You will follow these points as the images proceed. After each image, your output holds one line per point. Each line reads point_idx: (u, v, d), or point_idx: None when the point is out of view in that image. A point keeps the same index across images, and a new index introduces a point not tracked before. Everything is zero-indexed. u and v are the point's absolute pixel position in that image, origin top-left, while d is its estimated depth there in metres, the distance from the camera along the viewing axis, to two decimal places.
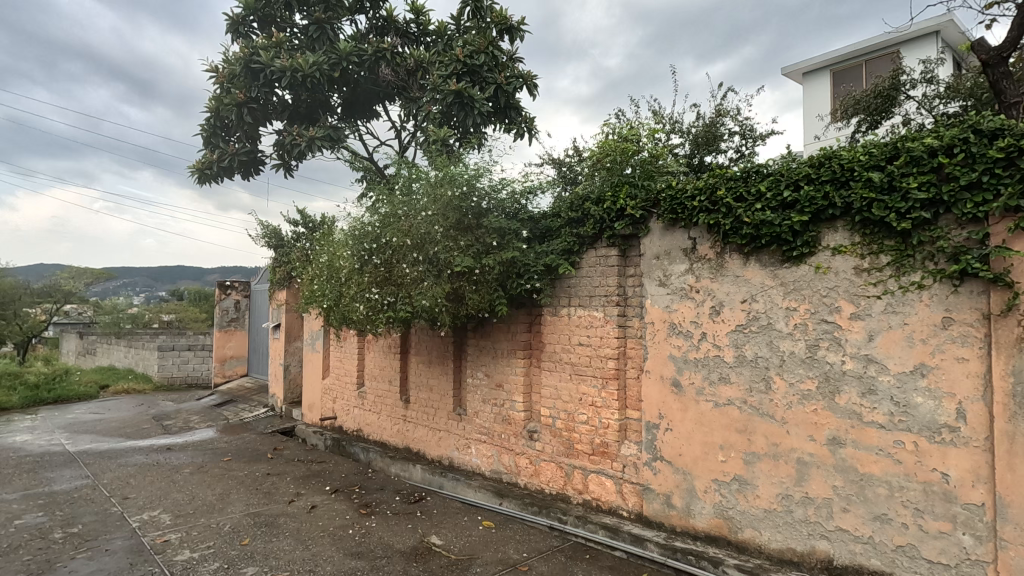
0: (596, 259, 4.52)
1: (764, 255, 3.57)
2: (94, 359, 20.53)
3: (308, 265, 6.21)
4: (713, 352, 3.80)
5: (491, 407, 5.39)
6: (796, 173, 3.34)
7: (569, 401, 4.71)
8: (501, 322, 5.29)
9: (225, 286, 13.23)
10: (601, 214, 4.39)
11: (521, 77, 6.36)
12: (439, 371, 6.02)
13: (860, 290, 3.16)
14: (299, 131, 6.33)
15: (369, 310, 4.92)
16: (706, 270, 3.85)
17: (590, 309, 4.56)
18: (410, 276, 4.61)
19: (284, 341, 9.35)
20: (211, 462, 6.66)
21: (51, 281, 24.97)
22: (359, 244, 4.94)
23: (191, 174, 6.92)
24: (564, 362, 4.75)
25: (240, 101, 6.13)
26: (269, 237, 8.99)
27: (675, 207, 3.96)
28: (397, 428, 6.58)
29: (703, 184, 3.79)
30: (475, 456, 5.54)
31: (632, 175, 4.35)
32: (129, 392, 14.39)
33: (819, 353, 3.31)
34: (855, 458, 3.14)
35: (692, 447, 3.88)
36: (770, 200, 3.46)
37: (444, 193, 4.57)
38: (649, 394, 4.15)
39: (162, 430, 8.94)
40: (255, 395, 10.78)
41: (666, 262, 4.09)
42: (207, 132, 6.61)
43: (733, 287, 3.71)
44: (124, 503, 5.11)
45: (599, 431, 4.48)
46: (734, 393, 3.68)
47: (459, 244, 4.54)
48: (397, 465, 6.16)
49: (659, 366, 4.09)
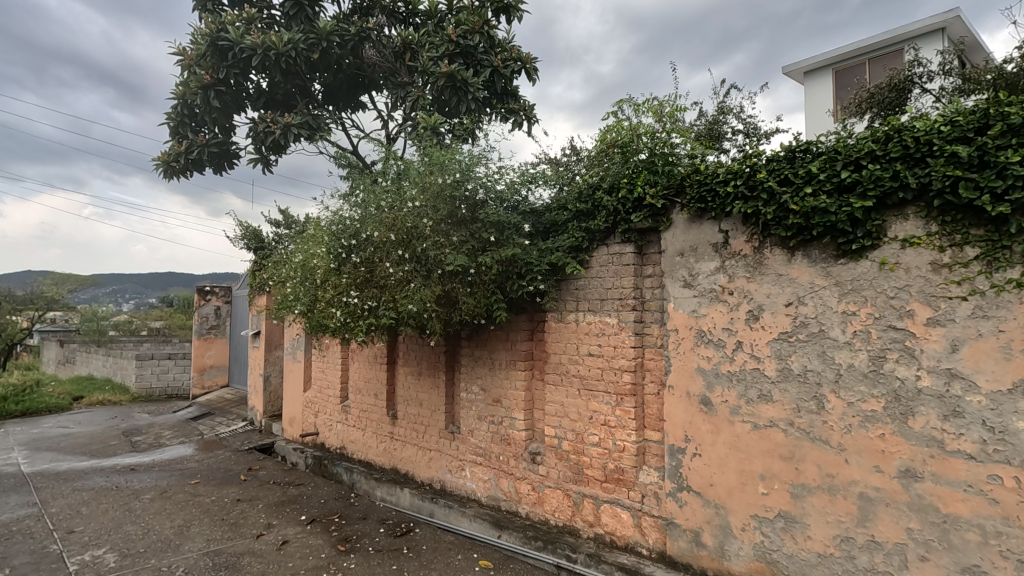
0: (608, 258, 3.96)
1: (814, 249, 3.01)
2: (74, 369, 19.70)
3: (283, 267, 5.62)
4: (751, 364, 3.22)
5: (488, 425, 4.79)
6: (854, 151, 2.78)
7: (578, 420, 4.12)
8: (499, 329, 4.70)
9: (205, 292, 12.49)
10: (615, 205, 3.82)
11: (520, 60, 5.83)
12: (430, 384, 5.42)
13: (939, 290, 2.59)
14: (274, 118, 5.73)
15: (347, 316, 4.31)
16: (742, 268, 3.29)
17: (601, 314, 3.99)
18: (394, 277, 4.00)
19: (264, 350, 8.72)
20: (176, 486, 6.00)
21: (32, 287, 24.25)
22: (336, 241, 4.34)
23: (156, 167, 6.29)
24: (572, 376, 4.17)
25: (206, 84, 5.51)
26: (248, 239, 8.37)
27: (703, 195, 3.40)
28: (384, 446, 5.97)
29: (738, 167, 3.23)
30: (470, 480, 4.94)
31: (649, 157, 3.78)
32: (105, 404, 13.63)
33: (886, 367, 2.74)
34: (936, 496, 2.57)
35: (726, 476, 3.30)
36: (822, 182, 2.89)
37: (433, 182, 4.01)
38: (673, 413, 3.57)
39: (131, 447, 8.26)
40: (235, 407, 10.10)
41: (692, 259, 3.52)
42: (173, 120, 5.99)
43: (774, 288, 3.14)
44: (67, 539, 4.45)
45: (613, 455, 3.89)
46: (778, 413, 3.10)
47: (451, 240, 3.96)
48: (383, 489, 5.54)
49: (685, 381, 3.52)
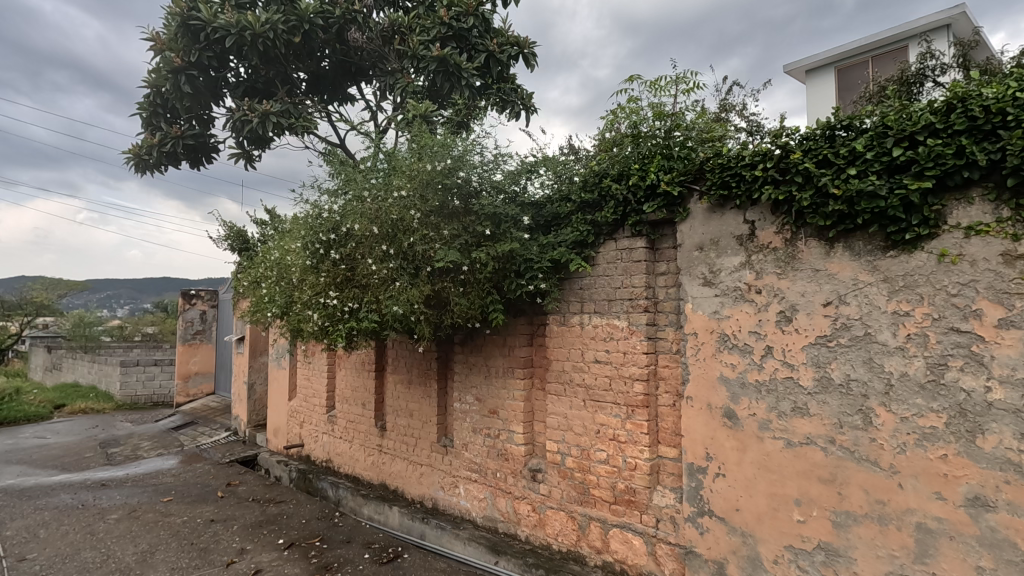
0: (617, 254, 3.56)
1: (857, 241, 2.61)
2: (60, 376, 19.16)
3: (258, 265, 5.20)
4: (783, 372, 2.82)
5: (484, 438, 4.39)
6: (908, 125, 2.39)
7: (582, 434, 3.72)
8: (495, 333, 4.29)
9: (191, 295, 12.01)
10: (625, 194, 3.42)
11: (517, 45, 5.46)
12: (420, 393, 5.00)
13: (1013, 286, 2.20)
14: (252, 105, 5.32)
15: (325, 319, 3.88)
16: (771, 263, 2.90)
17: (609, 317, 3.59)
18: (377, 275, 3.59)
19: (248, 356, 8.30)
20: (147, 504, 5.55)
21: (20, 292, 23.77)
22: (314, 235, 3.93)
23: (127, 160, 5.86)
24: (576, 385, 3.76)
25: (177, 67, 5.11)
26: (232, 239, 7.97)
27: (726, 180, 3.00)
28: (372, 460, 5.55)
29: (767, 147, 2.83)
30: (464, 498, 4.53)
31: (662, 140, 3.38)
32: (88, 412, 13.15)
33: (948, 377, 2.34)
34: (1012, 530, 2.17)
35: (754, 500, 2.89)
36: (869, 162, 2.49)
37: (421, 169, 3.61)
38: (692, 428, 3.17)
39: (106, 459, 7.80)
40: (220, 416, 9.66)
41: (713, 254, 3.13)
42: (145, 110, 5.56)
43: (810, 285, 2.75)
44: (15, 569, 4.01)
45: (623, 474, 3.49)
46: (817, 429, 2.70)
47: (442, 234, 3.56)
48: (371, 507, 5.11)
49: (705, 392, 3.11)
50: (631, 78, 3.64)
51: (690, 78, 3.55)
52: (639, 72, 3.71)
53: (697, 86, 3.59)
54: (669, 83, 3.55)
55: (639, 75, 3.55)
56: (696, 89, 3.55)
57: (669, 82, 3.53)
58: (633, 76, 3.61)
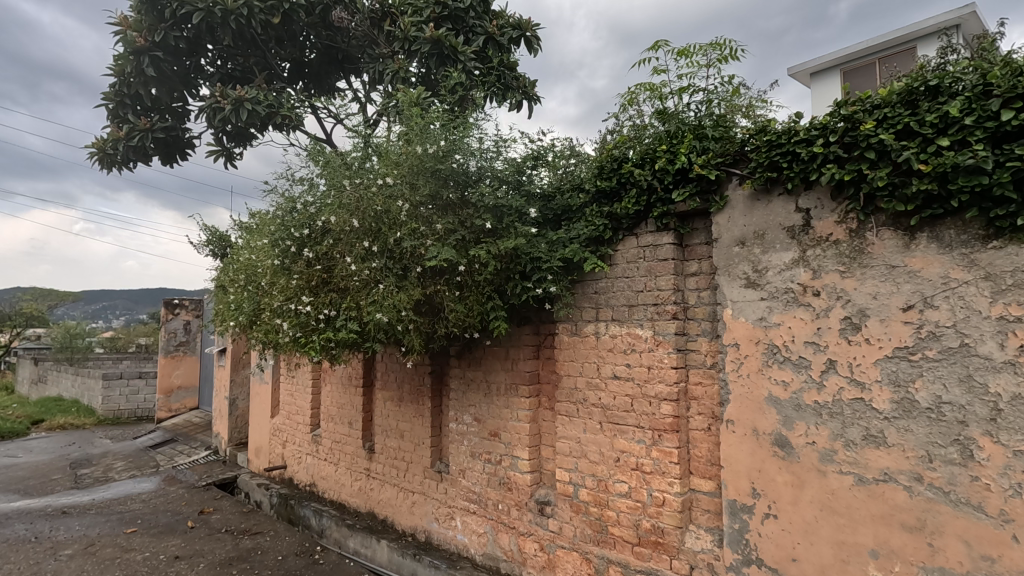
0: (639, 252, 3.06)
1: (948, 229, 2.10)
2: (45, 389, 18.49)
3: (228, 268, 4.66)
4: (850, 393, 2.30)
5: (483, 464, 3.86)
6: (1020, 81, 1.90)
7: (598, 462, 3.19)
8: (496, 344, 3.77)
9: (173, 305, 11.43)
10: (649, 181, 2.92)
11: (517, 28, 4.98)
12: (412, 412, 4.47)
13: None
14: (224, 92, 4.81)
15: (296, 329, 3.35)
16: (832, 259, 2.39)
17: (630, 326, 3.08)
18: (356, 277, 3.07)
19: (230, 369, 7.76)
20: (107, 536, 4.99)
21: (7, 302, 23.20)
22: (286, 230, 3.42)
23: (90, 155, 5.33)
24: (591, 405, 3.24)
25: (140, 48, 4.62)
26: (213, 244, 7.44)
27: (775, 160, 2.50)
28: (359, 485, 4.99)
29: (829, 118, 2.34)
30: (461, 532, 3.99)
31: (693, 118, 2.90)
32: (66, 428, 12.52)
33: None
34: None
35: (815, 549, 2.36)
36: (967, 129, 2.00)
37: (410, 153, 3.12)
38: (734, 458, 2.64)
39: (73, 482, 7.20)
40: (201, 434, 9.07)
41: (758, 250, 2.62)
42: (111, 100, 5.00)
43: (884, 286, 2.24)
44: None
45: (649, 511, 2.95)
46: (897, 463, 2.17)
47: (435, 229, 3.06)
48: (356, 539, 4.56)
49: (750, 415, 2.59)
50: (655, 45, 3.14)
51: (725, 44, 3.04)
52: (663, 40, 3.21)
53: (732, 54, 3.08)
54: (700, 50, 3.05)
55: (665, 41, 3.03)
56: (732, 58, 3.04)
57: (700, 51, 3.03)
58: (657, 42, 3.10)
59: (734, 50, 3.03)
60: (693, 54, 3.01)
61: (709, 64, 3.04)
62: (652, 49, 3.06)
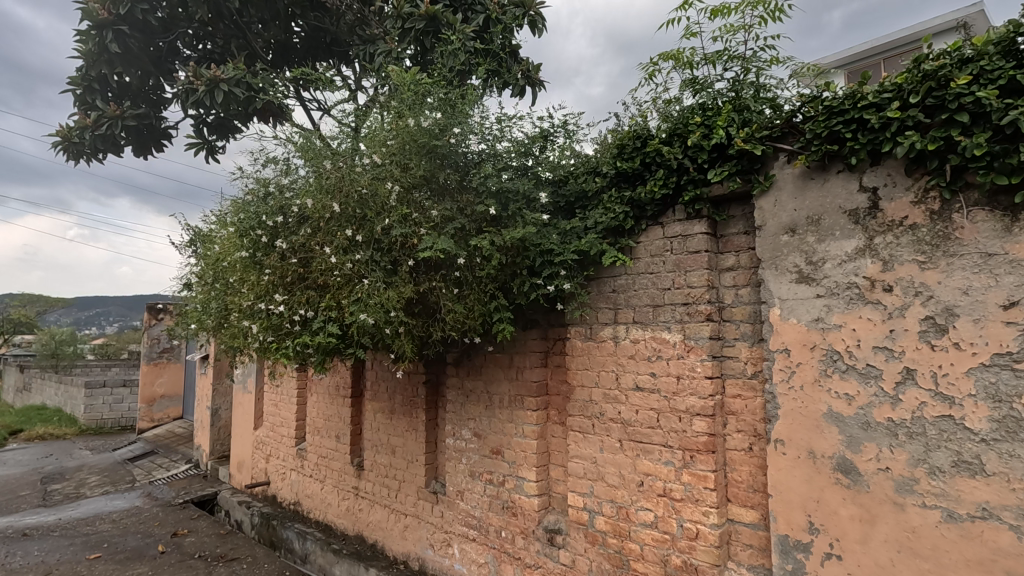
0: (666, 243, 2.65)
1: None
2: (28, 397, 17.94)
3: (200, 267, 4.21)
4: (935, 409, 1.89)
5: (484, 485, 3.43)
6: None
7: (618, 486, 2.76)
8: (499, 351, 3.35)
9: (157, 310, 10.98)
10: (679, 159, 2.52)
11: (521, 6, 4.57)
12: (405, 425, 4.04)
13: None
14: (199, 73, 4.38)
15: (271, 332, 2.92)
16: (908, 248, 1.98)
17: (654, 329, 2.67)
18: (338, 272, 2.65)
19: (213, 378, 7.31)
20: (67, 564, 4.51)
21: None
22: (258, 219, 3.00)
23: (55, 145, 4.87)
24: (609, 420, 2.82)
25: (103, 22, 4.18)
26: (194, 243, 6.99)
27: (836, 129, 2.10)
28: (346, 505, 4.54)
29: (906, 76, 1.95)
30: (458, 561, 3.55)
31: (731, 86, 2.50)
32: (46, 439, 12.00)
33: None
34: None
35: None
36: None
37: (401, 128, 2.71)
38: (785, 485, 2.22)
39: (41, 499, 6.70)
40: (184, 446, 8.58)
41: (813, 238, 2.21)
42: (77, 85, 4.55)
43: (978, 278, 1.83)
44: None
45: (679, 545, 2.53)
46: (999, 497, 1.76)
47: (430, 216, 2.65)
48: (342, 567, 4.11)
49: (804, 434, 2.18)
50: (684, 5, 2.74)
51: (767, 2, 2.64)
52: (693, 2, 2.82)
53: (774, 15, 2.68)
54: (737, 11, 2.64)
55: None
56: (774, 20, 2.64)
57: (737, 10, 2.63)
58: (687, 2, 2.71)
59: (777, 10, 2.63)
60: (730, 14, 2.61)
61: (748, 25, 2.63)
62: (682, 9, 2.66)
